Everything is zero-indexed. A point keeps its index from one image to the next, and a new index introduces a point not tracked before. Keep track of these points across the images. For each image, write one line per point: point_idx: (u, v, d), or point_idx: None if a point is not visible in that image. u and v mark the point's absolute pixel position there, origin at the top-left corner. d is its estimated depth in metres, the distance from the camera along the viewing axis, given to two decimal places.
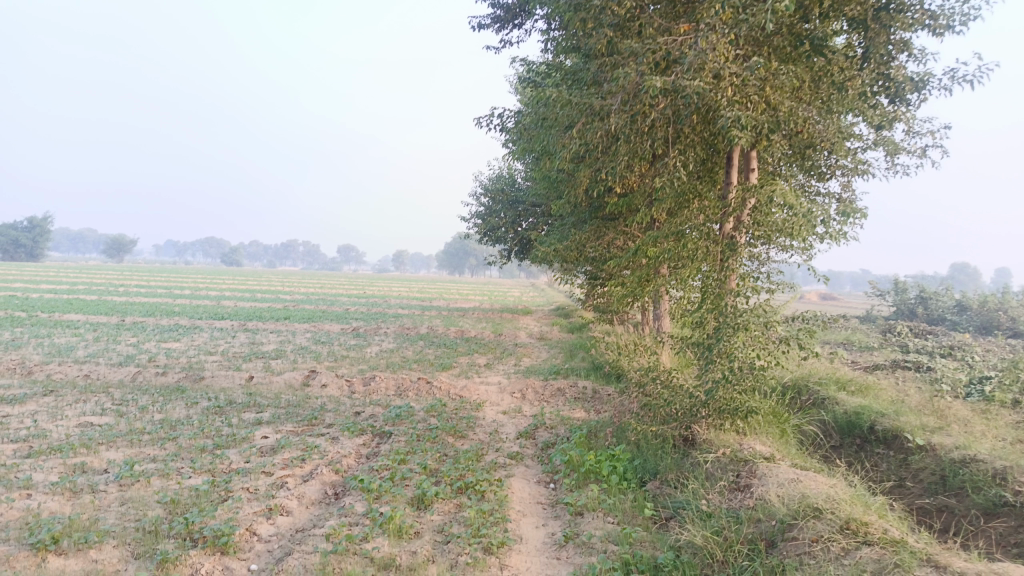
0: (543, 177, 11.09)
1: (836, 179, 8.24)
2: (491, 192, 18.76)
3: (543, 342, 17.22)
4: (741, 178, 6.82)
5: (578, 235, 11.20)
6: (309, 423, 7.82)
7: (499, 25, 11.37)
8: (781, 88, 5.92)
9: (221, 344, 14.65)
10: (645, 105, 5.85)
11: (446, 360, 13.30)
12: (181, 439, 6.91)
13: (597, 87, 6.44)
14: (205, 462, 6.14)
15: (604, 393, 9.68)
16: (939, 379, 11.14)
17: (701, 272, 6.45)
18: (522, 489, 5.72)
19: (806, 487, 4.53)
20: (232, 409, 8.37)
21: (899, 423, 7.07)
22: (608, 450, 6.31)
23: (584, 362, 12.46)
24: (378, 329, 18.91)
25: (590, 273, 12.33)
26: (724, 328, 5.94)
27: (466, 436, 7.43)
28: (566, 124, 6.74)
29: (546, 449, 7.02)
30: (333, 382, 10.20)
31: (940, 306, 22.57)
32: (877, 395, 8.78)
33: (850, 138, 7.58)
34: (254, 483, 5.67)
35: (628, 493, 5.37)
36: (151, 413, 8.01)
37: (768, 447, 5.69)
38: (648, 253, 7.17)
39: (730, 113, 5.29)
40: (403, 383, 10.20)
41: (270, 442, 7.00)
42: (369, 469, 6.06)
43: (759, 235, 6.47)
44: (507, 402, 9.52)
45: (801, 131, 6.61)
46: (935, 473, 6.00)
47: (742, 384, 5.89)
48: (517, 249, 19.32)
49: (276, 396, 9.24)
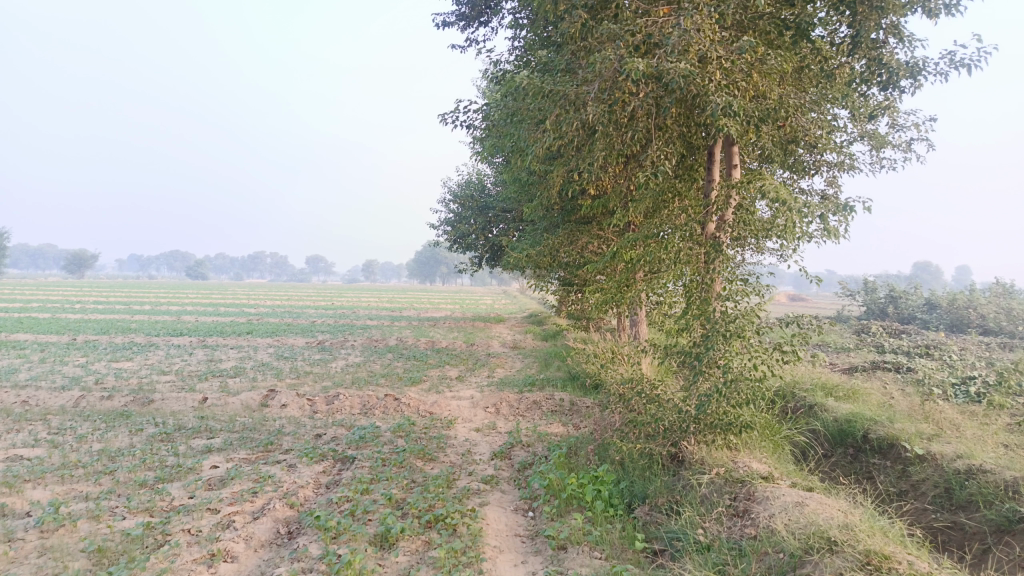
0: (513, 178, 10.63)
1: (821, 174, 7.87)
2: (460, 198, 18.27)
3: (516, 351, 16.66)
4: (723, 175, 6.42)
5: (551, 240, 10.69)
6: (264, 448, 7.20)
7: (464, 23, 10.89)
8: (770, 75, 5.53)
9: (177, 362, 13.87)
10: (624, 92, 5.39)
11: (416, 373, 12.72)
12: (120, 473, 6.23)
13: (570, 76, 5.97)
14: (142, 500, 5.49)
15: (582, 405, 9.18)
16: (922, 380, 10.84)
17: (685, 276, 5.99)
18: (498, 520, 5.18)
19: (816, 514, 4.06)
20: (181, 435, 7.70)
21: (894, 430, 6.67)
22: (590, 472, 5.79)
23: (560, 373, 11.95)
24: (344, 342, 18.22)
25: (564, 279, 11.87)
26: (712, 333, 5.46)
27: (436, 458, 6.86)
28: (538, 117, 6.25)
29: (523, 471, 6.48)
30: (294, 402, 9.55)
31: (910, 304, 22.51)
32: (865, 400, 8.40)
33: (835, 131, 7.19)
34: (196, 523, 5.03)
35: (615, 523, 4.87)
36: (90, 443, 7.30)
37: (765, 465, 5.21)
38: (626, 257, 6.71)
39: (719, 98, 4.84)
40: (369, 400, 9.59)
41: (219, 472, 6.36)
42: (328, 503, 5.47)
43: (745, 235, 6.04)
44: (480, 418, 8.96)
45: (786, 125, 6.25)
46: (938, 485, 5.60)
47: (737, 397, 5.38)
48: (487, 256, 18.78)
49: (231, 419, 8.56)
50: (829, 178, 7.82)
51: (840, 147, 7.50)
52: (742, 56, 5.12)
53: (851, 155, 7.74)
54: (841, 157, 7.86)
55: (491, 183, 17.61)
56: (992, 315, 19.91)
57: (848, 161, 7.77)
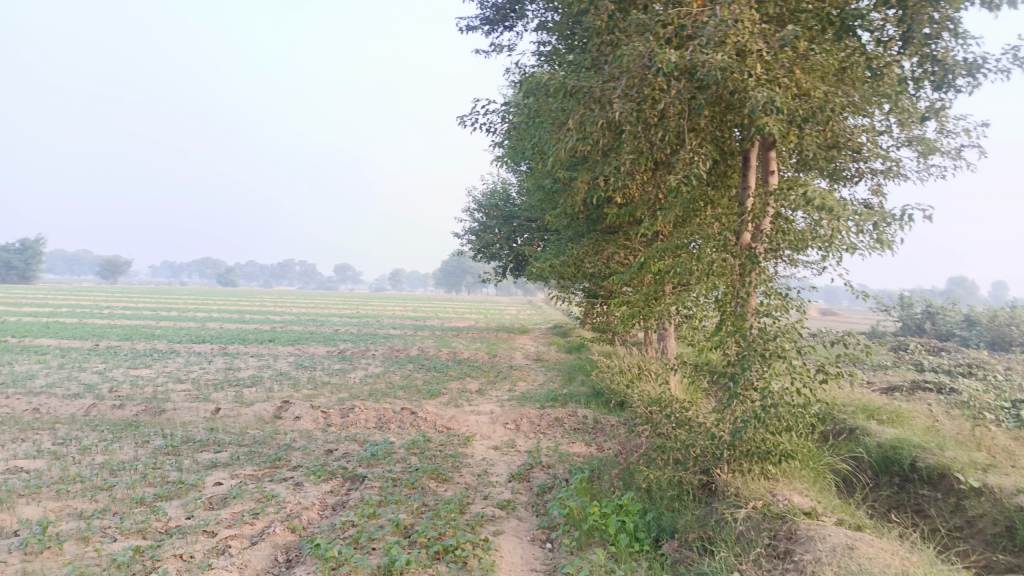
0: (537, 185, 10.26)
1: (864, 183, 7.36)
2: (484, 207, 17.98)
3: (539, 364, 16.23)
4: (759, 181, 6.00)
5: (576, 250, 10.29)
6: (272, 465, 6.87)
7: (490, 27, 10.58)
8: (813, 71, 5.10)
9: (194, 370, 13.69)
10: (654, 89, 4.99)
11: (434, 385, 12.37)
12: (118, 489, 5.94)
13: (597, 71, 5.59)
14: (136, 521, 5.18)
15: (607, 423, 8.74)
16: (968, 402, 10.20)
17: (718, 290, 5.56)
18: (513, 552, 4.78)
19: (867, 562, 3.61)
20: (187, 448, 7.41)
21: (945, 459, 6.15)
22: (614, 499, 5.37)
23: (584, 388, 11.49)
24: (365, 352, 17.93)
25: (589, 290, 11.45)
26: (749, 353, 5.02)
27: (450, 479, 6.48)
28: (561, 117, 5.87)
29: (541, 495, 6.08)
30: (308, 414, 9.24)
31: (948, 320, 21.65)
32: (909, 423, 7.87)
33: (881, 136, 6.71)
34: (189, 548, 4.70)
35: (641, 561, 4.45)
36: (93, 455, 7.04)
37: (807, 499, 4.73)
38: (654, 268, 6.30)
39: (760, 93, 4.42)
40: (384, 414, 9.25)
41: (221, 490, 6.05)
42: (331, 527, 5.12)
43: (783, 245, 5.60)
44: (499, 435, 8.56)
45: (829, 128, 5.82)
46: (997, 523, 5.12)
47: (776, 424, 4.88)
48: (512, 266, 18.38)
49: (241, 431, 8.27)
50: (874, 187, 7.31)
51: (886, 154, 7.00)
52: (785, 49, 4.70)
53: (898, 162, 7.23)
54: (886, 165, 7.35)
55: (517, 192, 17.23)
56: None
57: (895, 169, 7.26)
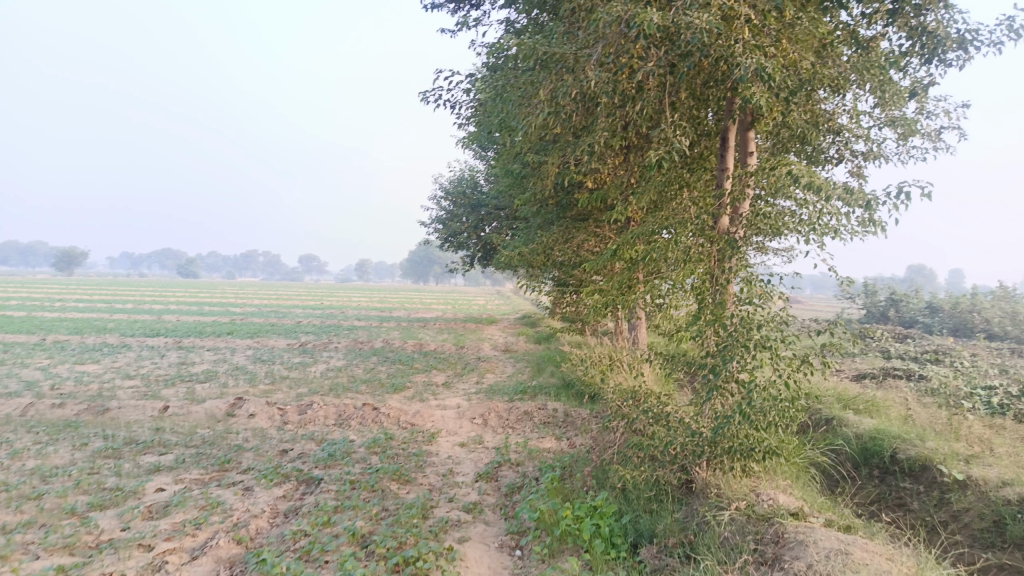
0: (505, 169, 9.85)
1: (845, 165, 7.08)
2: (451, 195, 17.49)
3: (507, 355, 15.85)
4: (737, 162, 5.67)
5: (545, 237, 9.91)
6: (220, 468, 6.39)
7: (455, 6, 10.09)
8: (800, 41, 4.78)
9: (146, 365, 13.05)
10: (632, 56, 4.62)
11: (399, 379, 11.92)
12: (47, 498, 5.42)
13: (569, 39, 5.20)
14: (64, 535, 4.69)
15: (577, 416, 8.41)
16: (938, 389, 10.09)
17: (694, 277, 5.23)
18: (480, 561, 4.41)
19: (864, 570, 3.31)
20: (130, 451, 6.88)
21: (927, 450, 5.92)
22: (587, 501, 5.02)
23: (554, 379, 11.15)
24: (328, 344, 17.37)
25: (558, 279, 11.08)
26: (731, 343, 4.69)
27: (413, 480, 6.08)
28: (530, 90, 5.48)
29: (510, 496, 5.72)
30: (263, 411, 8.75)
31: (911, 307, 21.78)
32: (886, 413, 7.68)
33: (861, 116, 6.44)
34: (121, 565, 4.24)
35: (618, 570, 4.11)
36: (24, 460, 6.48)
37: (794, 499, 4.42)
38: (626, 255, 5.95)
39: (749, 59, 4.07)
40: (345, 410, 8.80)
41: (162, 497, 5.56)
42: (281, 538, 4.69)
43: (764, 229, 5.27)
44: (465, 431, 8.18)
45: (810, 105, 5.53)
46: (985, 518, 4.89)
47: (762, 420, 4.55)
48: (479, 255, 17.94)
49: (190, 431, 7.75)
50: (853, 170, 7.05)
51: (865, 134, 6.72)
52: (773, 14, 4.37)
53: (879, 143, 6.97)
54: (866, 146, 7.09)
55: (484, 180, 16.77)
56: (996, 319, 19.26)
57: (875, 151, 6.99)
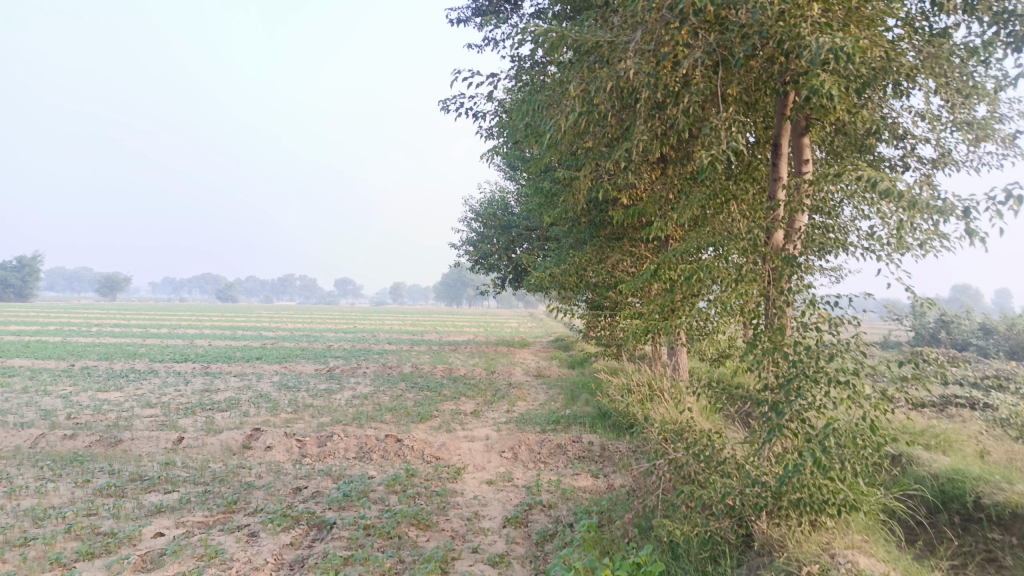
0: (535, 185, 9.36)
1: (912, 171, 6.35)
2: (481, 216, 17.07)
3: (540, 381, 15.23)
4: (791, 171, 5.02)
5: (577, 257, 9.34)
6: (227, 509, 5.89)
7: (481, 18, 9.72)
8: (870, 26, 4.19)
9: (169, 393, 12.73)
10: (677, 44, 4.11)
11: (426, 406, 11.39)
12: (33, 546, 4.94)
13: (605, 28, 4.68)
14: None
15: (615, 451, 7.77)
16: (1009, 419, 9.18)
17: (750, 298, 4.57)
18: None
19: None
20: (134, 489, 6.42)
21: (1017, 495, 5.15)
22: (630, 557, 4.38)
23: (589, 408, 10.50)
24: (355, 369, 16.95)
25: (593, 302, 10.47)
26: (797, 376, 4.05)
27: (434, 526, 5.49)
28: (559, 90, 4.98)
29: (541, 545, 5.11)
30: (281, 443, 8.27)
31: (963, 330, 20.51)
32: (958, 450, 6.89)
33: (931, 117, 5.74)
34: None
35: None
36: (22, 498, 6.06)
37: (877, 563, 3.73)
38: (664, 275, 5.31)
39: (817, 38, 3.51)
40: (366, 442, 8.27)
41: (159, 544, 5.05)
42: None
43: (827, 244, 4.62)
44: (493, 466, 7.59)
45: (871, 105, 4.92)
46: None
47: (837, 467, 3.87)
48: (510, 278, 17.44)
49: (201, 466, 7.27)
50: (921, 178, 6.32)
51: (935, 138, 6.01)
52: None
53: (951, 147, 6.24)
54: (935, 152, 6.36)
55: (515, 201, 16.30)
56: None
57: (947, 156, 6.26)
